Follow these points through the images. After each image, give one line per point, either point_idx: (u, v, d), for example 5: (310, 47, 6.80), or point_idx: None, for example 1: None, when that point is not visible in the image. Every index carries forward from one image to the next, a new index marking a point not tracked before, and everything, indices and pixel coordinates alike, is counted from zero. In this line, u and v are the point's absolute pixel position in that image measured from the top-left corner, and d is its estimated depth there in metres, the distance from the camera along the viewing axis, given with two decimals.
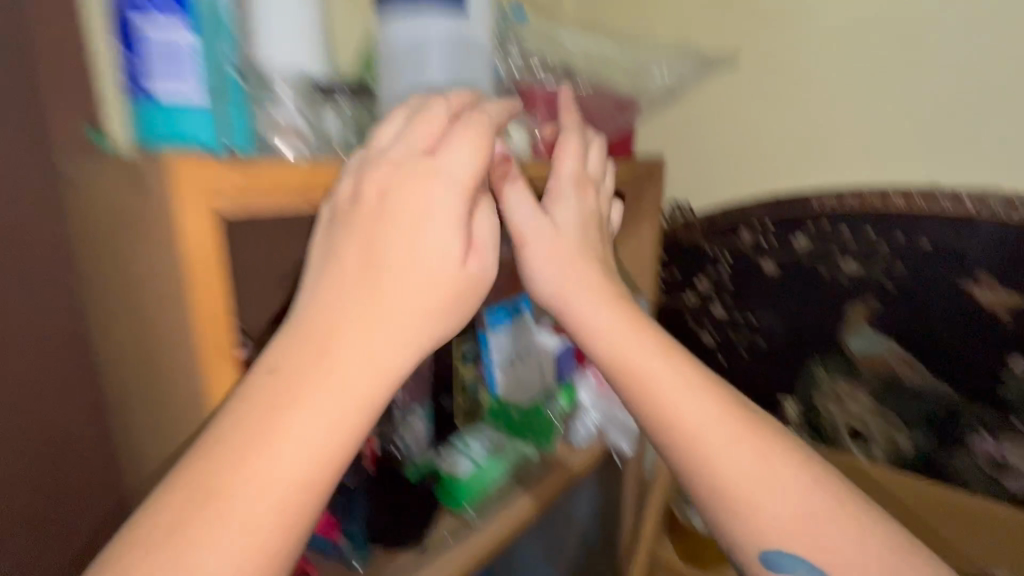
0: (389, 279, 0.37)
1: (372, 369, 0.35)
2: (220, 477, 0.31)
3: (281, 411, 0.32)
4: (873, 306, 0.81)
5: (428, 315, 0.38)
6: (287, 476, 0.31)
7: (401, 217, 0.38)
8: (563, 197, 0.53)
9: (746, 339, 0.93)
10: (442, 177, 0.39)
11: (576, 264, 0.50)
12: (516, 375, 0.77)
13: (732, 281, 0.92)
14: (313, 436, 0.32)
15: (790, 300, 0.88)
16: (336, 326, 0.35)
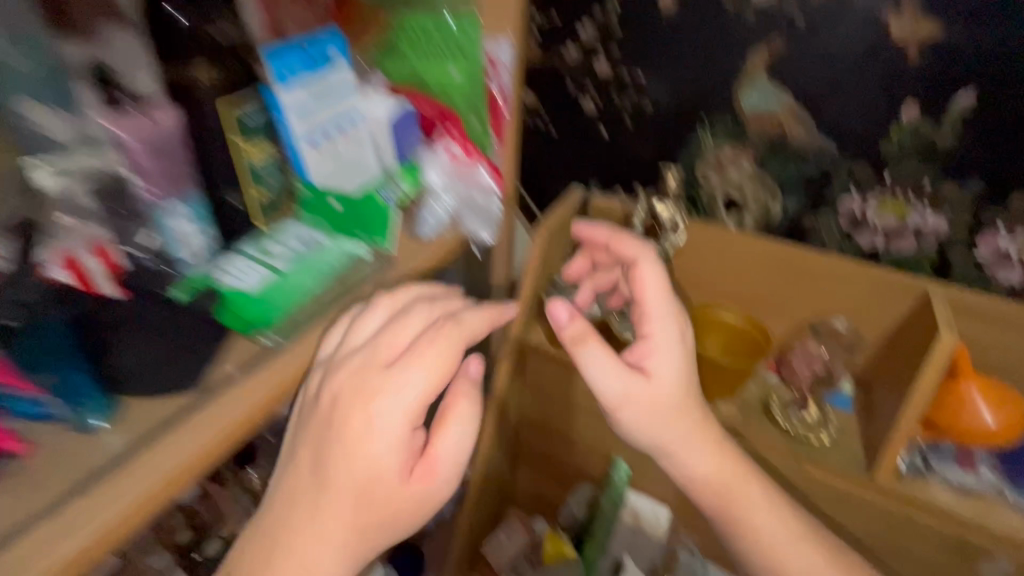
0: (344, 480, 0.43)
1: (345, 530, 0.43)
2: (279, 538, 0.43)
3: (329, 497, 0.43)
4: (775, 50, 0.67)
5: (394, 500, 0.44)
6: (315, 559, 0.42)
7: (357, 456, 0.43)
8: (650, 319, 0.60)
9: (631, 104, 0.78)
10: (398, 389, 0.44)
11: (658, 384, 0.59)
12: (332, 153, 0.57)
13: (622, 25, 0.73)
14: (341, 515, 0.43)
15: (684, 49, 0.71)
16: (316, 512, 0.43)
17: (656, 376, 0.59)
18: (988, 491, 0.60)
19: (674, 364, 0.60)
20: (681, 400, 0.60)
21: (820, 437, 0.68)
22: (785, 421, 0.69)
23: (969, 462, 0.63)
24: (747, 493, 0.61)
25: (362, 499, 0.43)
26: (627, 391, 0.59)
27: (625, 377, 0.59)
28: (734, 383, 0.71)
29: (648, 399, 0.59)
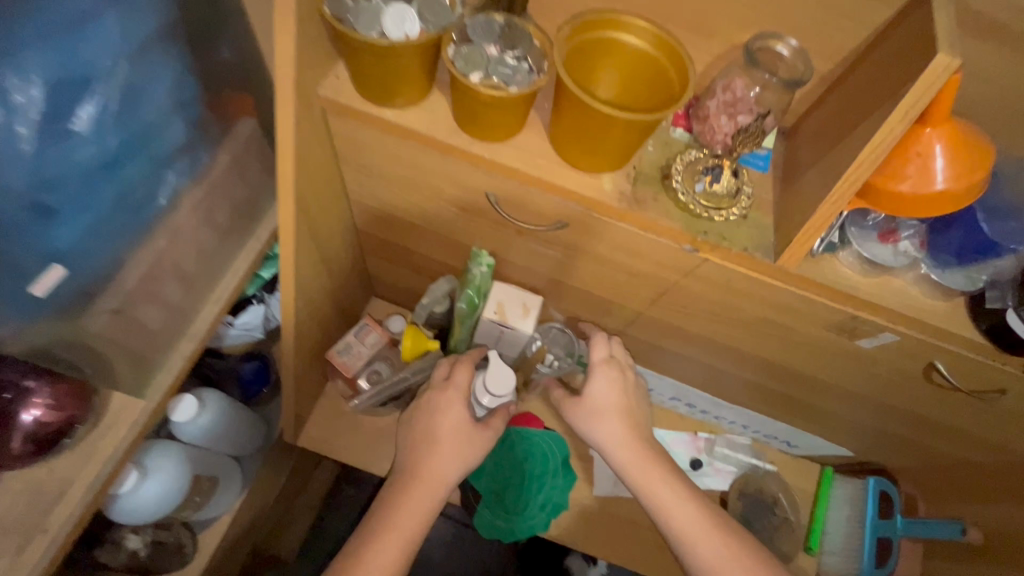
0: (445, 436, 0.69)
1: (437, 485, 0.66)
2: (395, 494, 0.65)
3: (424, 466, 0.67)
4: None
5: (470, 447, 0.69)
6: (421, 503, 0.65)
7: (446, 423, 0.69)
8: (600, 377, 0.70)
9: None
10: (450, 398, 0.71)
11: (607, 419, 0.69)
12: None
13: None
14: (433, 473, 0.67)
15: None
16: (426, 459, 0.67)
17: (594, 402, 0.70)
18: (900, 267, 0.50)
19: (613, 391, 0.70)
20: (620, 410, 0.69)
21: (730, 215, 0.51)
22: (688, 198, 0.51)
23: (892, 236, 0.50)
24: (656, 480, 0.65)
25: (457, 448, 0.68)
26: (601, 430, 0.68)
27: (574, 414, 0.71)
28: (629, 148, 0.49)
29: (592, 425, 0.70)
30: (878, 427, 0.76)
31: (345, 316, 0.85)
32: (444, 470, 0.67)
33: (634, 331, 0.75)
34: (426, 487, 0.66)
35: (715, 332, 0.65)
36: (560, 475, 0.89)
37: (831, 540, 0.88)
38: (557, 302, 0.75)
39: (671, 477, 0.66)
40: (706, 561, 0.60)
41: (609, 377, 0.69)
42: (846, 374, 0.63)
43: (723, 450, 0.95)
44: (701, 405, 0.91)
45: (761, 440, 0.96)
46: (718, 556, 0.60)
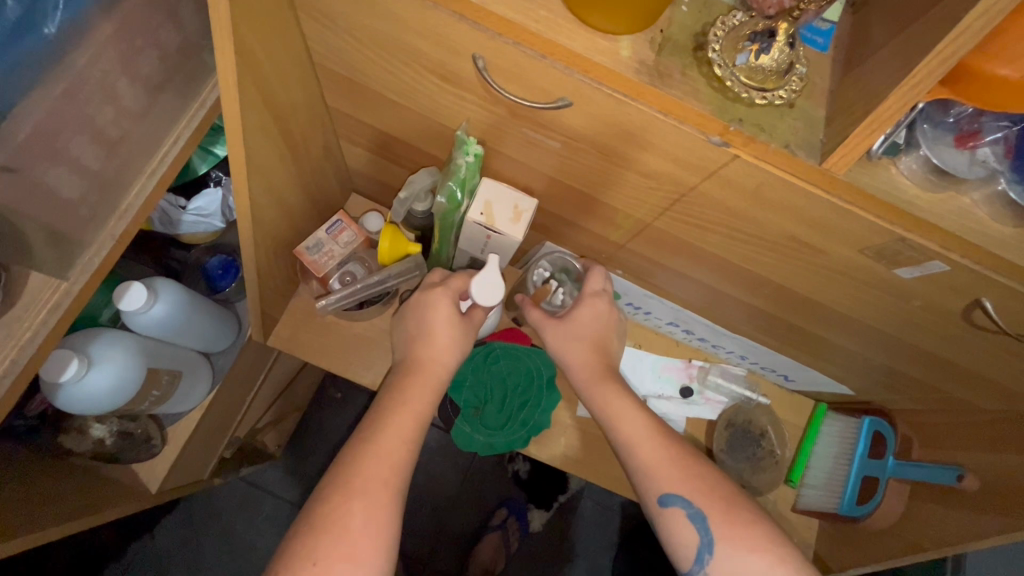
0: (437, 331, 0.63)
1: (433, 382, 0.61)
2: (386, 397, 0.59)
3: (415, 369, 0.62)
4: None
5: (461, 344, 0.65)
6: (418, 404, 0.59)
7: (437, 319, 0.64)
8: (584, 303, 0.68)
9: None
10: (437, 297, 0.64)
11: (579, 340, 0.67)
12: None
13: None
14: (425, 377, 0.61)
15: None
16: (422, 357, 0.63)
17: (575, 326, 0.68)
18: (972, 179, 0.42)
19: (595, 321, 0.68)
20: (594, 339, 0.68)
21: (776, 99, 0.41)
22: (725, 73, 0.41)
23: (972, 140, 0.41)
24: (611, 390, 0.64)
25: (449, 341, 0.64)
26: (576, 352, 0.67)
27: (546, 328, 0.69)
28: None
29: (564, 344, 0.68)
30: (884, 366, 0.70)
31: (318, 210, 0.76)
32: (436, 371, 0.62)
33: (636, 247, 0.67)
34: (422, 383, 0.60)
35: (731, 251, 0.57)
36: (543, 391, 0.84)
37: (813, 474, 0.86)
38: (552, 209, 0.67)
39: (620, 386, 0.65)
40: (644, 461, 0.59)
41: (593, 308, 0.68)
42: (869, 306, 0.57)
43: (715, 379, 0.91)
44: (700, 332, 0.86)
45: (757, 372, 0.91)
46: (682, 479, 0.56)
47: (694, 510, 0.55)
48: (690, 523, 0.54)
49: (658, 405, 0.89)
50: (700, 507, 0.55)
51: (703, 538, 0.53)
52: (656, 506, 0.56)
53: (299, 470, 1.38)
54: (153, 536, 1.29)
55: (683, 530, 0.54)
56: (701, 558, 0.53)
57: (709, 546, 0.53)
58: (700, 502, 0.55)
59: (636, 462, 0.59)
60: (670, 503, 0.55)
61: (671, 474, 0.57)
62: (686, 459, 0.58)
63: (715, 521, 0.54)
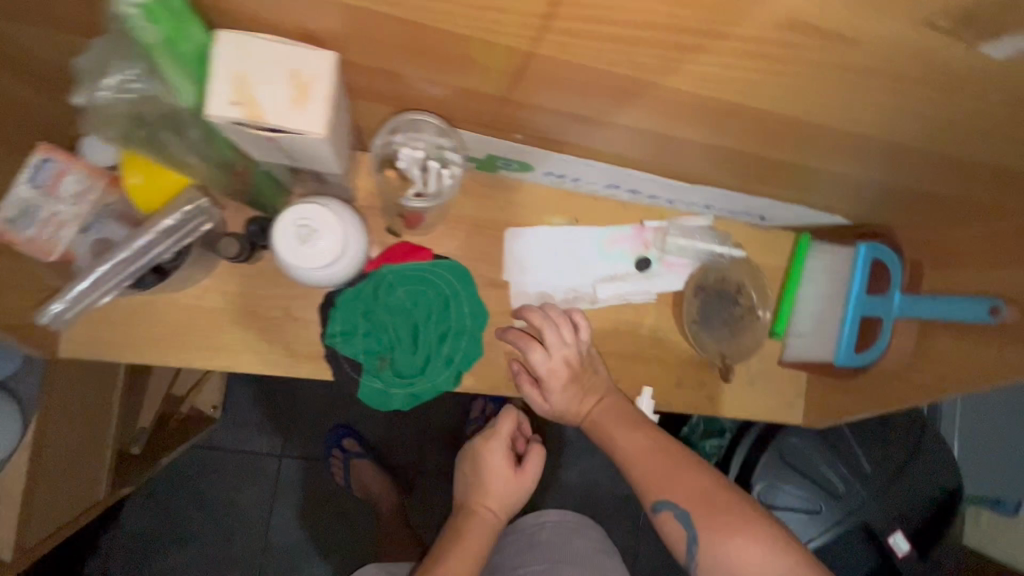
0: (491, 477, 0.66)
1: (488, 525, 0.65)
2: (446, 535, 0.65)
3: (474, 510, 0.66)
4: None
5: (516, 489, 0.67)
6: (472, 546, 0.63)
7: (494, 465, 0.66)
8: (551, 374, 0.63)
9: None
10: (484, 452, 0.67)
11: (557, 394, 0.64)
12: None
13: None
14: (482, 518, 0.65)
15: None
16: (477, 499, 0.66)
17: (554, 392, 0.64)
18: None
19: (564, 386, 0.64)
20: (579, 386, 0.65)
21: None
22: None
23: None
24: (614, 424, 0.63)
25: (504, 491, 0.66)
26: (561, 406, 0.65)
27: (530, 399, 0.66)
28: None
29: (558, 403, 0.65)
30: (897, 183, 0.52)
31: (28, 148, 0.47)
32: (491, 515, 0.66)
33: (529, 97, 0.41)
34: (477, 527, 0.65)
35: (686, 60, 0.32)
36: (457, 310, 0.66)
37: (800, 321, 0.74)
38: (375, 60, 0.39)
39: (629, 418, 0.63)
40: (641, 476, 0.59)
41: (561, 376, 0.63)
42: (911, 99, 0.35)
43: (677, 241, 0.72)
44: (650, 190, 0.64)
45: (728, 218, 0.72)
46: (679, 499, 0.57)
47: (683, 512, 0.56)
48: (679, 523, 0.56)
49: (612, 289, 0.71)
50: (687, 507, 0.56)
51: (689, 532, 0.56)
52: (651, 513, 0.58)
53: (249, 421, 1.26)
54: (121, 523, 1.22)
55: (675, 533, 0.57)
56: (691, 550, 0.56)
57: (696, 540, 0.56)
58: (687, 502, 0.57)
59: (635, 478, 0.60)
60: (663, 509, 0.57)
61: (663, 481, 0.58)
62: (683, 469, 0.58)
63: (700, 520, 0.56)
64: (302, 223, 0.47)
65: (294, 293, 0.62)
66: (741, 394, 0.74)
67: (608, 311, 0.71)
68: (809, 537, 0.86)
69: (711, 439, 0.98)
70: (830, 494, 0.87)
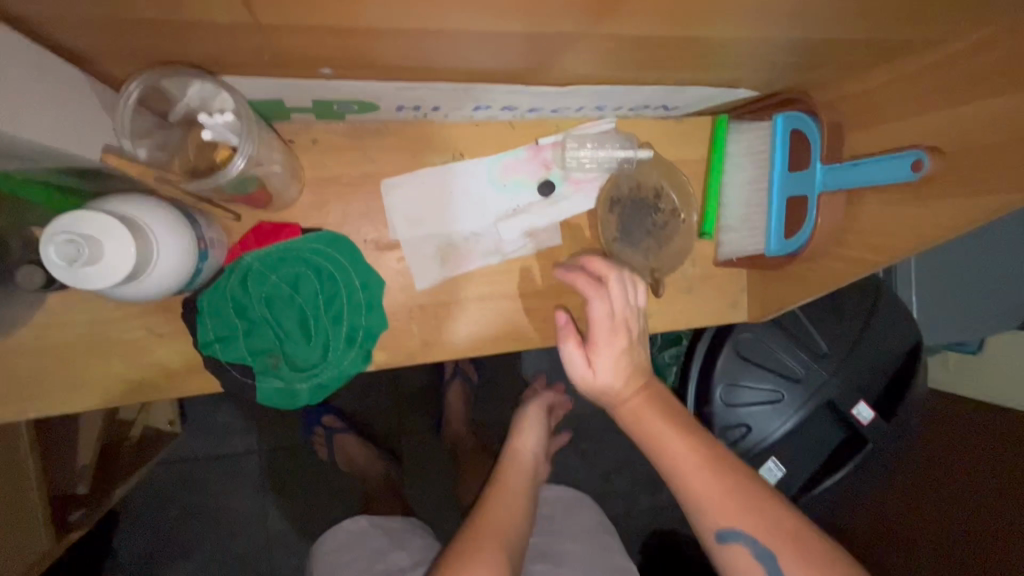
0: (524, 426, 0.76)
1: (525, 467, 0.70)
2: (495, 481, 0.66)
3: (509, 462, 0.70)
4: None
5: (536, 435, 0.76)
6: (519, 484, 0.66)
7: (528, 432, 0.76)
8: (611, 334, 0.55)
9: None
10: (525, 424, 0.77)
11: (611, 363, 0.55)
12: None
13: None
14: (521, 468, 0.69)
15: None
16: (515, 448, 0.72)
17: (609, 361, 0.55)
18: None
19: (621, 361, 0.56)
20: (633, 365, 0.57)
21: None
22: None
23: None
24: (660, 425, 0.55)
25: (533, 435, 0.75)
26: (613, 386, 0.56)
27: (570, 362, 0.57)
28: None
29: (606, 376, 0.56)
30: (789, 38, 0.44)
31: None
32: (525, 461, 0.71)
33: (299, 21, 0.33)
34: (518, 469, 0.69)
35: None
36: (344, 284, 0.59)
37: (730, 215, 0.67)
38: (72, 8, 0.29)
39: (670, 416, 0.55)
40: (694, 496, 0.52)
41: (619, 348, 0.55)
42: None
43: (576, 155, 0.64)
44: (528, 103, 0.55)
45: (629, 116, 0.64)
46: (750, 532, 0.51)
47: (759, 547, 0.51)
48: (756, 561, 0.50)
49: (515, 225, 0.63)
50: (765, 542, 0.50)
51: (771, 572, 0.50)
52: (713, 542, 0.52)
53: (212, 427, 1.19)
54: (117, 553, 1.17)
55: (746, 567, 0.51)
56: None
57: None
58: (761, 534, 0.51)
59: (684, 498, 0.53)
60: (729, 538, 0.51)
61: (726, 510, 0.51)
62: (744, 497, 0.51)
63: (784, 557, 0.50)
64: (76, 243, 0.38)
65: (150, 307, 0.54)
66: (680, 304, 0.69)
67: (515, 249, 0.64)
68: (775, 424, 0.85)
69: (669, 348, 0.96)
70: (790, 378, 0.85)
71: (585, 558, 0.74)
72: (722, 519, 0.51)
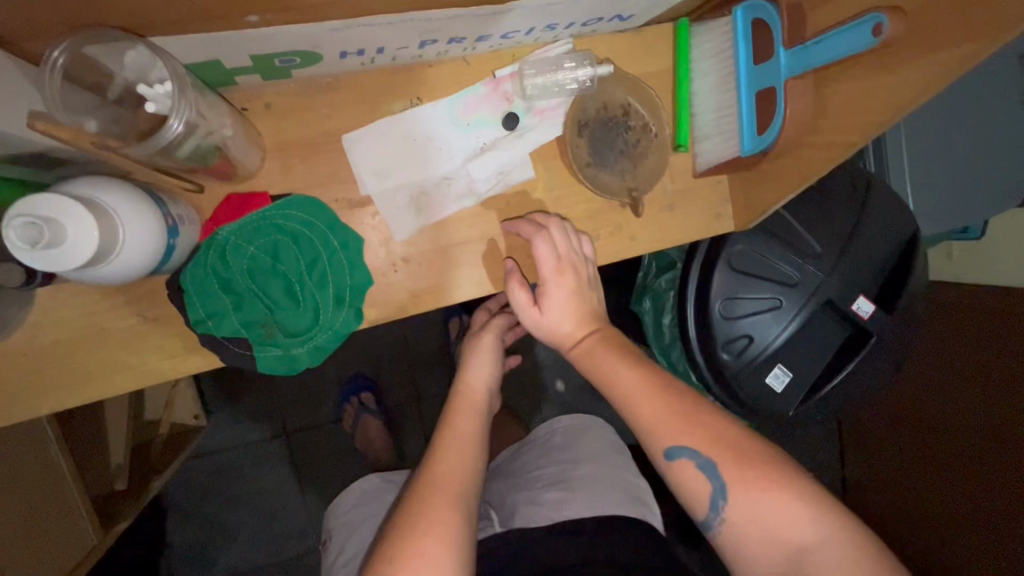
0: (475, 361, 0.69)
1: (478, 410, 0.63)
2: (446, 430, 0.60)
3: (460, 406, 0.63)
4: None
5: (490, 373, 0.69)
6: (469, 432, 0.60)
7: (479, 367, 0.68)
8: (554, 275, 0.58)
9: None
10: (476, 360, 0.69)
11: (557, 303, 0.58)
12: None
13: None
14: (472, 413, 0.62)
15: None
16: (466, 389, 0.65)
17: (553, 301, 0.58)
18: None
19: (568, 302, 0.58)
20: (580, 307, 0.59)
21: None
22: None
23: None
24: (608, 355, 0.54)
25: (485, 373, 0.68)
26: (561, 325, 0.58)
27: (519, 303, 0.59)
28: None
29: (553, 315, 0.58)
30: None
31: None
32: (478, 405, 0.64)
33: None
34: (470, 415, 0.62)
35: None
36: (323, 245, 0.59)
37: (702, 122, 0.66)
38: None
39: (618, 347, 0.55)
40: (641, 420, 0.50)
41: (565, 287, 0.58)
42: None
43: (535, 83, 0.62)
44: (470, 32, 0.53)
45: (584, 32, 0.61)
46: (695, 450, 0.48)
47: (705, 461, 0.48)
48: (702, 474, 0.47)
49: (485, 163, 0.63)
50: (709, 455, 0.48)
51: (715, 485, 0.47)
52: (663, 462, 0.49)
53: (238, 416, 1.23)
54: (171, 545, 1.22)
55: (696, 483, 0.48)
56: (716, 506, 0.48)
57: (723, 493, 0.47)
58: (708, 450, 0.48)
59: (632, 424, 0.51)
60: (676, 456, 0.48)
61: (671, 429, 0.49)
62: (688, 418, 0.49)
63: (727, 467, 0.47)
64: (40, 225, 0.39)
65: (135, 292, 0.55)
66: (664, 222, 0.69)
67: (488, 188, 0.63)
68: (777, 331, 0.85)
69: (664, 273, 0.96)
70: (789, 285, 0.84)
71: (594, 487, 0.74)
72: (668, 437, 0.48)
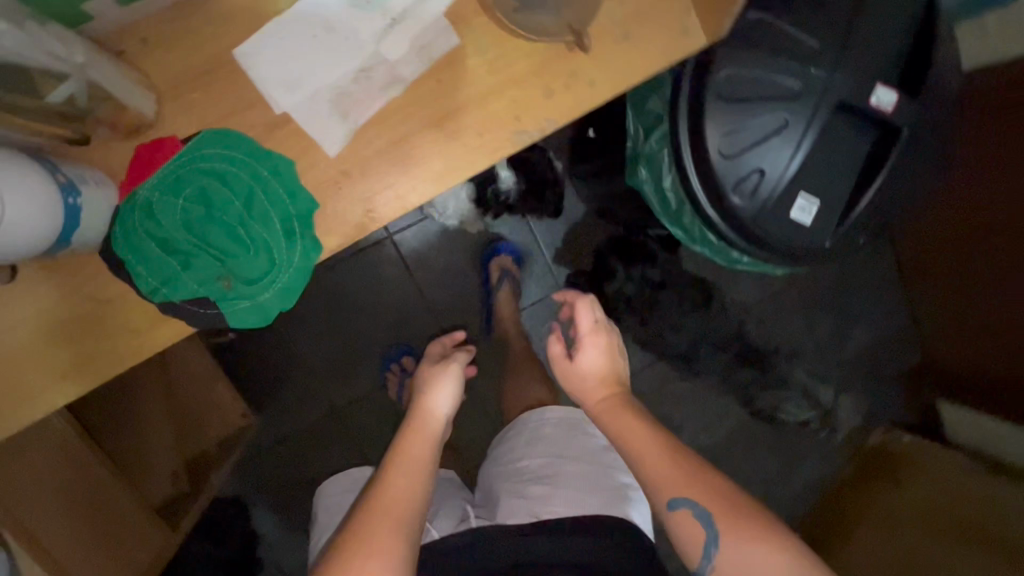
0: (437, 381, 0.63)
1: (434, 434, 0.59)
2: (394, 453, 0.56)
3: (416, 427, 0.59)
4: None
5: (454, 392, 0.63)
6: (418, 456, 0.56)
7: (444, 386, 0.63)
8: (590, 338, 0.59)
9: None
10: (441, 377, 0.64)
11: (588, 361, 0.58)
12: None
13: None
14: (427, 435, 0.58)
15: None
16: (425, 410, 0.61)
17: (584, 361, 0.59)
18: None
19: (602, 362, 0.58)
20: (611, 375, 0.59)
21: None
22: None
23: None
24: (625, 417, 0.54)
25: (447, 394, 0.63)
26: (591, 376, 0.58)
27: (553, 351, 0.60)
28: None
29: (582, 365, 0.59)
30: None
31: None
32: (434, 426, 0.60)
33: None
34: (424, 439, 0.58)
35: None
36: (256, 181, 0.54)
37: None
38: None
39: (635, 413, 0.55)
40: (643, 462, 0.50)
41: (600, 349, 0.58)
42: None
43: None
44: None
45: None
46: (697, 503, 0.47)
47: (703, 513, 0.47)
48: (699, 525, 0.47)
49: (399, 41, 0.55)
50: (706, 504, 0.47)
51: (709, 532, 0.46)
52: (664, 510, 0.48)
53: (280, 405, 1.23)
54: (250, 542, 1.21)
55: (690, 531, 0.47)
56: (709, 553, 0.47)
57: (716, 541, 0.46)
58: (708, 499, 0.47)
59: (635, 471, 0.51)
60: (676, 506, 0.48)
61: (672, 478, 0.48)
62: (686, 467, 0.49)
63: (721, 519, 0.46)
64: None
65: (84, 273, 0.52)
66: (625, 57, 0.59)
67: (411, 69, 0.56)
68: (788, 155, 0.75)
69: (652, 132, 0.86)
70: (789, 99, 0.74)
71: (580, 485, 0.68)
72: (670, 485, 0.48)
